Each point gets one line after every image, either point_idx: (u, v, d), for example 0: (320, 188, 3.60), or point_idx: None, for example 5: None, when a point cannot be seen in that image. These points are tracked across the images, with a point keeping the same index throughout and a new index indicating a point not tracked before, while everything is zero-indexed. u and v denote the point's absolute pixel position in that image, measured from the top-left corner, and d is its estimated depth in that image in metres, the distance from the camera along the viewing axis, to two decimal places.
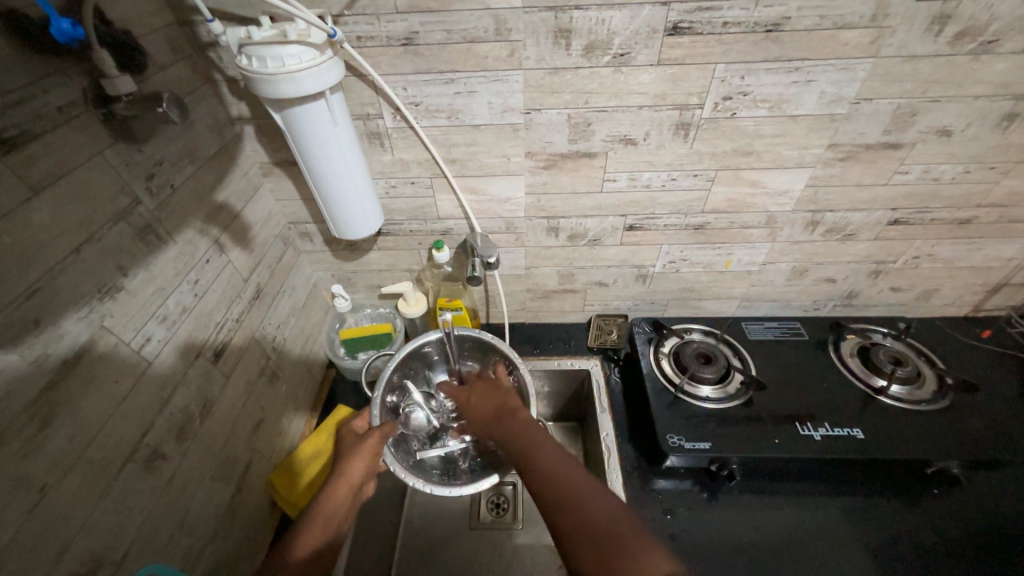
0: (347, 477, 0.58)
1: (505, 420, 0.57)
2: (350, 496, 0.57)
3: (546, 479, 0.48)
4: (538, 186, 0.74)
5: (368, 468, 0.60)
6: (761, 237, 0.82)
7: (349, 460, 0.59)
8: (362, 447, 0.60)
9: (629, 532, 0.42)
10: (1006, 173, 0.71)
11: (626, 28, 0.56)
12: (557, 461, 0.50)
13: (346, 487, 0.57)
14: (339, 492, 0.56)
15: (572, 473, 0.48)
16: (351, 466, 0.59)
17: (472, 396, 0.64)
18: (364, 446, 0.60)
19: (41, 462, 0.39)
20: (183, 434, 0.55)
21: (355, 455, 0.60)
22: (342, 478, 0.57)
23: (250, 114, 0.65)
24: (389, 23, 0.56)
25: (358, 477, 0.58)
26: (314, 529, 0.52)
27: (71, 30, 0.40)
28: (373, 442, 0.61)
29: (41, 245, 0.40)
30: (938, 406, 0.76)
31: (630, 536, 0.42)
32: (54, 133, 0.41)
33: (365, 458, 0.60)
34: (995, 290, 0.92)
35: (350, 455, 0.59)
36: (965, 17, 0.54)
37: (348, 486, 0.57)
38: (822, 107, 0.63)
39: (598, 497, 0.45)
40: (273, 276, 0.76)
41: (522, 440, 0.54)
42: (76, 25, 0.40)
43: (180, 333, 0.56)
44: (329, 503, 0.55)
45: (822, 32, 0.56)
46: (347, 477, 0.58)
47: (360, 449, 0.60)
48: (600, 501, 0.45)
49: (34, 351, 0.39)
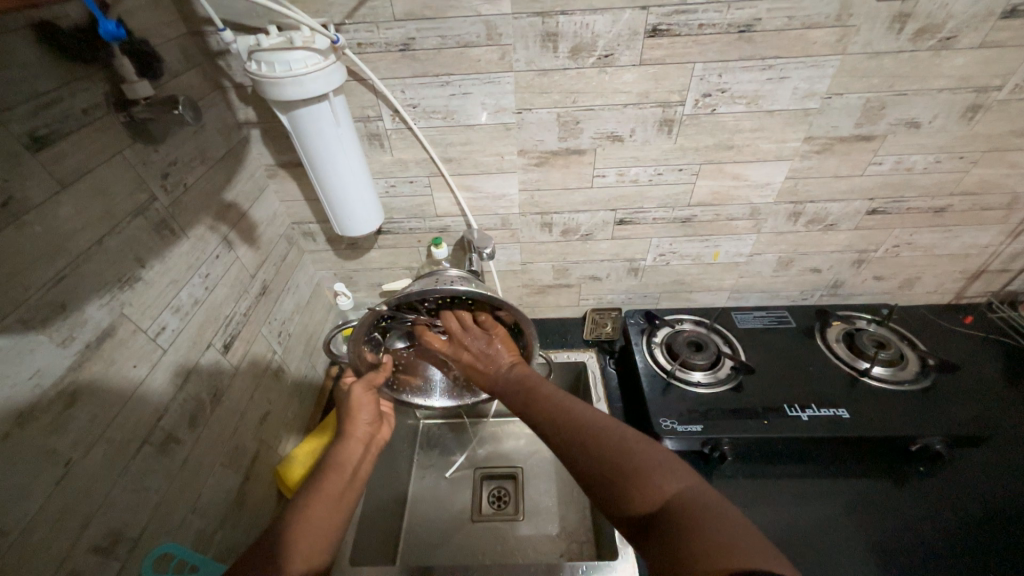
0: (355, 431, 0.63)
1: (513, 375, 0.57)
2: (362, 446, 0.63)
3: (555, 422, 0.50)
4: (531, 183, 0.77)
5: (372, 416, 0.65)
6: (746, 229, 0.86)
7: (352, 417, 0.64)
8: (357, 401, 0.64)
9: (636, 456, 0.43)
10: (975, 163, 0.75)
11: (609, 31, 0.60)
12: (567, 404, 0.52)
13: (356, 439, 0.63)
14: (351, 446, 0.62)
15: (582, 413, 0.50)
16: (355, 420, 0.63)
17: (464, 357, 0.59)
18: (363, 401, 0.64)
19: (66, 437, 0.42)
20: (195, 421, 0.58)
21: (354, 411, 0.64)
22: (349, 434, 0.63)
23: (257, 118, 0.69)
24: (387, 30, 0.60)
25: (364, 429, 0.64)
26: (334, 476, 0.56)
27: (116, 32, 0.44)
28: (365, 396, 0.64)
29: (67, 236, 0.43)
30: (921, 386, 0.79)
31: (633, 460, 0.43)
32: (79, 132, 0.45)
33: (365, 415, 0.64)
34: (975, 277, 0.96)
35: (352, 411, 0.64)
36: (924, 16, 0.58)
37: (359, 440, 0.63)
38: (796, 102, 0.67)
39: (602, 426, 0.47)
40: (279, 274, 0.80)
41: (522, 387, 0.55)
42: (120, 26, 0.45)
43: (192, 323, 0.58)
44: (344, 455, 0.60)
45: (791, 31, 0.60)
46: (354, 431, 0.63)
47: (356, 404, 0.64)
48: (608, 430, 0.47)
49: (60, 333, 0.42)
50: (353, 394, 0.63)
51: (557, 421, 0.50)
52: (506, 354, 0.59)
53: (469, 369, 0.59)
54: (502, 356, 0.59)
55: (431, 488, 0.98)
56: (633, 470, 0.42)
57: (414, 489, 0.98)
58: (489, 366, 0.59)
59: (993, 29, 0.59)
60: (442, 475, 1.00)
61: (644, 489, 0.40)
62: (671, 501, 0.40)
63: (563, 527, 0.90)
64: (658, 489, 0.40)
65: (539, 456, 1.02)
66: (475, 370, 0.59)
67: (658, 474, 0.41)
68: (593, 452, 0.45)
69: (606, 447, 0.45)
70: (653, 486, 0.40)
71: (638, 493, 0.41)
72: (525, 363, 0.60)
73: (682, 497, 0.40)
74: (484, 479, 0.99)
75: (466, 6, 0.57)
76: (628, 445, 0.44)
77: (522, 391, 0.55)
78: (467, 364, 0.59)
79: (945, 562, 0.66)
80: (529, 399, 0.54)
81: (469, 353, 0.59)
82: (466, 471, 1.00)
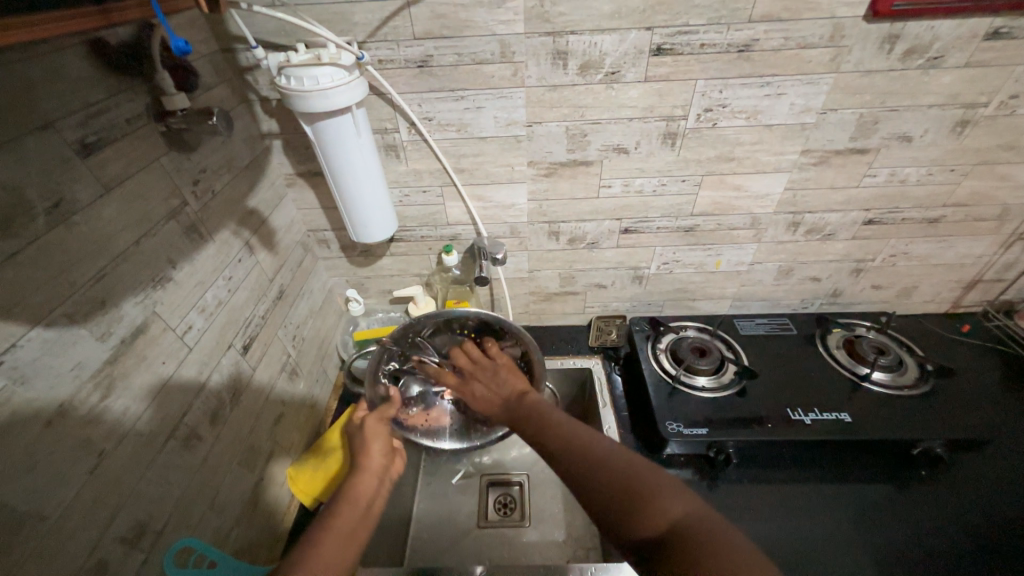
0: (370, 463, 0.60)
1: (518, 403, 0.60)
2: (377, 479, 0.59)
3: (563, 444, 0.49)
4: (540, 193, 0.80)
5: (386, 448, 0.62)
6: (748, 238, 0.89)
7: (365, 450, 0.61)
8: (372, 432, 0.62)
9: (643, 478, 0.43)
10: (966, 175, 0.78)
11: (616, 50, 0.63)
12: (575, 429, 0.52)
13: (371, 471, 0.59)
14: (367, 479, 0.58)
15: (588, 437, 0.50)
16: (368, 452, 0.60)
17: (474, 390, 0.66)
18: (376, 430, 0.62)
19: (100, 429, 0.44)
20: (215, 419, 0.60)
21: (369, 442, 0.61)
22: (364, 467, 0.59)
23: (280, 129, 0.72)
24: (407, 48, 0.63)
25: (379, 462, 0.60)
26: (346, 517, 0.52)
27: (184, 47, 0.48)
28: (379, 426, 0.63)
29: (110, 235, 0.46)
30: (921, 392, 0.81)
31: (645, 485, 0.42)
32: (123, 140, 0.48)
33: (379, 449, 0.61)
34: (971, 287, 0.98)
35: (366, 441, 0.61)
36: (912, 37, 0.62)
37: (374, 474, 0.59)
38: (793, 117, 0.70)
39: (607, 451, 0.47)
40: (295, 279, 0.82)
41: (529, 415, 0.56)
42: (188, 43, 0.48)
43: (215, 324, 0.61)
44: (358, 494, 0.56)
45: (787, 51, 0.63)
46: (370, 462, 0.60)
47: (371, 435, 0.61)
48: (612, 454, 0.46)
49: (100, 328, 0.44)
50: (368, 425, 0.62)
51: (566, 446, 0.49)
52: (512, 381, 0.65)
53: (479, 400, 0.65)
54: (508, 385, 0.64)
55: (438, 494, 0.99)
56: (641, 492, 0.42)
57: (422, 495, 0.99)
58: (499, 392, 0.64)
59: (977, 50, 0.63)
60: (449, 481, 1.01)
61: (651, 512, 0.41)
62: (681, 529, 0.39)
63: (569, 534, 0.91)
64: (663, 512, 0.40)
65: (544, 463, 1.03)
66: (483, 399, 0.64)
67: (664, 496, 0.41)
68: (596, 473, 0.45)
69: (609, 469, 0.45)
70: (661, 510, 0.40)
71: (644, 514, 0.41)
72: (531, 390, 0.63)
73: (688, 522, 0.40)
74: (491, 486, 1.00)
75: (482, 26, 0.61)
76: (636, 469, 0.44)
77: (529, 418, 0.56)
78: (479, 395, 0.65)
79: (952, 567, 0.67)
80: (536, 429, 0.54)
81: (478, 385, 0.66)
82: (472, 478, 1.02)
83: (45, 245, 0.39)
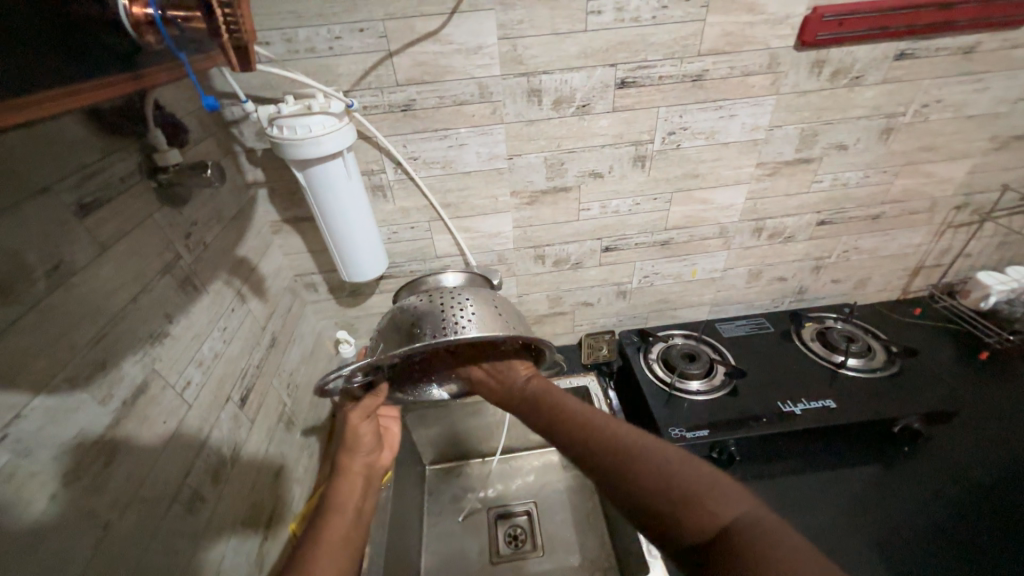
0: (353, 464, 0.61)
1: (540, 396, 0.57)
2: (362, 479, 0.61)
3: (586, 440, 0.49)
4: (524, 220, 0.84)
5: (373, 442, 0.64)
6: (718, 247, 0.95)
7: (351, 449, 0.62)
8: (356, 431, 0.63)
9: (685, 479, 0.42)
10: (897, 175, 0.88)
11: (585, 85, 0.69)
12: (607, 425, 0.50)
13: (354, 473, 0.61)
14: (350, 480, 0.60)
15: (615, 431, 0.49)
16: (353, 453, 0.62)
17: (477, 372, 0.63)
18: (361, 429, 0.63)
19: (104, 498, 0.41)
20: (217, 477, 0.57)
21: (354, 446, 0.62)
22: (348, 468, 0.61)
23: (265, 178, 0.73)
24: (391, 94, 0.66)
25: (362, 461, 0.62)
26: (335, 520, 0.54)
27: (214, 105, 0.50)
28: (365, 426, 0.64)
29: (107, 294, 0.45)
30: (891, 372, 0.87)
31: (689, 486, 0.41)
32: (117, 199, 0.47)
33: (364, 447, 0.63)
34: (916, 274, 1.08)
35: (352, 444, 0.62)
36: (836, 61, 0.72)
37: (358, 474, 0.61)
38: (745, 135, 0.78)
39: (645, 449, 0.46)
40: (285, 325, 0.81)
41: (549, 406, 0.55)
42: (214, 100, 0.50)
43: (212, 376, 0.59)
44: (343, 491, 0.58)
45: (733, 79, 0.71)
46: (352, 464, 0.61)
47: (356, 435, 0.63)
48: (649, 452, 0.45)
49: (101, 390, 0.43)
50: (352, 423, 0.63)
51: (594, 443, 0.48)
52: (520, 370, 0.61)
53: (481, 383, 0.62)
54: (516, 371, 0.61)
55: (446, 535, 0.96)
56: (685, 495, 0.41)
57: (429, 538, 0.96)
58: (506, 375, 0.61)
59: (890, 68, 0.73)
60: (455, 519, 0.98)
61: (698, 516, 0.40)
62: (730, 531, 0.38)
63: (585, 557, 0.90)
64: (711, 515, 0.39)
65: (550, 488, 1.02)
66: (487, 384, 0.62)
67: (712, 500, 0.40)
68: (627, 472, 0.44)
69: (643, 468, 0.44)
70: (710, 515, 0.39)
71: (690, 519, 0.40)
72: (539, 375, 0.61)
73: (736, 526, 0.38)
74: (499, 519, 0.98)
75: (461, 70, 0.65)
76: (675, 468, 0.43)
77: (545, 408, 0.55)
78: (481, 380, 0.62)
79: (947, 545, 0.71)
80: (552, 416, 0.54)
81: (483, 369, 0.63)
82: (478, 512, 0.99)
83: (46, 308, 0.38)
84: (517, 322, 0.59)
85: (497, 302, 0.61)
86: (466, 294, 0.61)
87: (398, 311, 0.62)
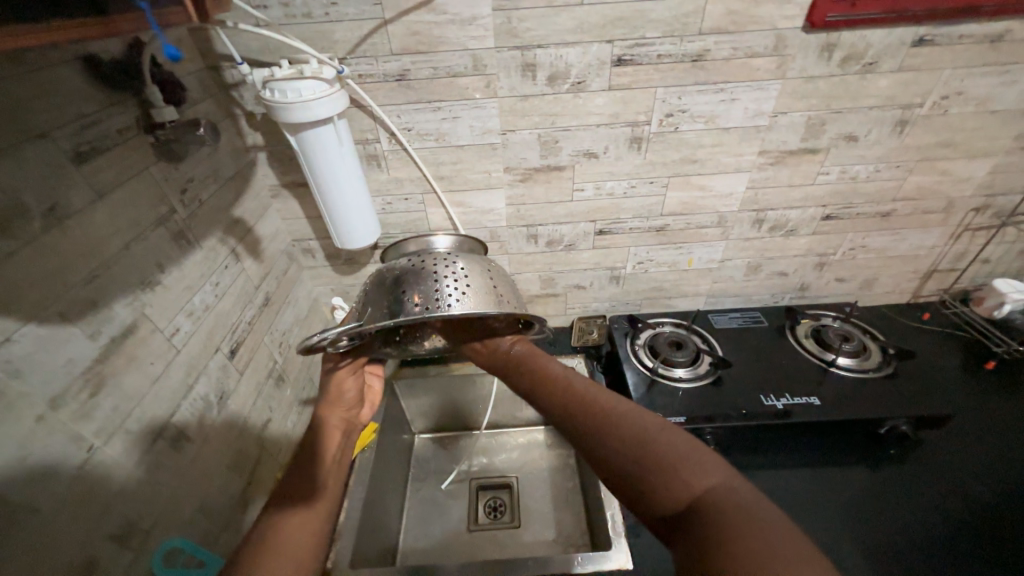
0: (334, 416, 0.64)
1: (528, 365, 0.58)
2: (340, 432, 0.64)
3: (568, 406, 0.51)
4: (517, 198, 0.84)
5: (355, 397, 0.67)
6: (716, 236, 0.93)
7: (331, 403, 0.65)
8: (339, 387, 0.65)
9: (662, 447, 0.42)
10: (911, 171, 0.84)
11: (581, 61, 0.68)
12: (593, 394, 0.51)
13: (333, 427, 0.64)
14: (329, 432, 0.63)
15: (599, 399, 0.50)
16: (334, 408, 0.64)
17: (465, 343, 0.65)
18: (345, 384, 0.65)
19: (91, 425, 0.45)
20: (203, 421, 0.61)
21: (335, 401, 0.65)
22: (328, 420, 0.64)
23: (264, 142, 0.75)
24: (385, 63, 0.67)
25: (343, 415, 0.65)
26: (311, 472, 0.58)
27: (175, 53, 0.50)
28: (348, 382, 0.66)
29: (100, 239, 0.48)
30: (883, 373, 0.85)
31: (666, 455, 0.42)
32: (114, 150, 0.50)
33: (344, 401, 0.65)
34: (928, 277, 1.04)
35: (331, 398, 0.65)
36: (848, 45, 0.68)
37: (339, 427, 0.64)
38: (747, 120, 0.76)
39: (627, 418, 0.46)
40: (280, 287, 0.84)
41: (533, 373, 0.57)
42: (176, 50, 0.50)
43: (203, 327, 0.62)
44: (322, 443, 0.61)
45: (736, 60, 0.69)
46: (332, 417, 0.64)
47: (338, 392, 0.65)
48: (630, 420, 0.46)
49: (91, 327, 0.46)
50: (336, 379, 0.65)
51: (575, 409, 0.50)
52: (506, 340, 0.62)
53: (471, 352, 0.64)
54: (503, 340, 0.62)
55: (427, 500, 1.00)
56: (661, 463, 0.41)
57: (411, 502, 1.00)
58: (493, 342, 0.63)
59: (907, 55, 0.70)
60: (438, 486, 1.02)
61: (671, 485, 0.40)
62: (702, 501, 0.38)
63: (560, 532, 0.92)
64: (684, 485, 0.40)
65: (531, 465, 1.05)
66: (477, 349, 0.63)
67: (687, 470, 0.40)
68: (605, 438, 0.46)
69: (621, 434, 0.45)
70: (684, 484, 0.40)
71: (663, 487, 0.40)
72: (524, 340, 0.63)
73: (708, 496, 0.38)
74: (480, 490, 1.01)
75: (455, 41, 0.66)
76: (654, 436, 0.44)
77: (530, 375, 0.57)
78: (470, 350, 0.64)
79: (935, 554, 0.68)
80: (537, 383, 0.55)
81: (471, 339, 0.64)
82: (460, 482, 1.02)
83: (40, 246, 0.41)
84: (511, 296, 0.61)
85: (490, 271, 0.63)
86: (459, 261, 0.62)
87: (384, 271, 0.62)
